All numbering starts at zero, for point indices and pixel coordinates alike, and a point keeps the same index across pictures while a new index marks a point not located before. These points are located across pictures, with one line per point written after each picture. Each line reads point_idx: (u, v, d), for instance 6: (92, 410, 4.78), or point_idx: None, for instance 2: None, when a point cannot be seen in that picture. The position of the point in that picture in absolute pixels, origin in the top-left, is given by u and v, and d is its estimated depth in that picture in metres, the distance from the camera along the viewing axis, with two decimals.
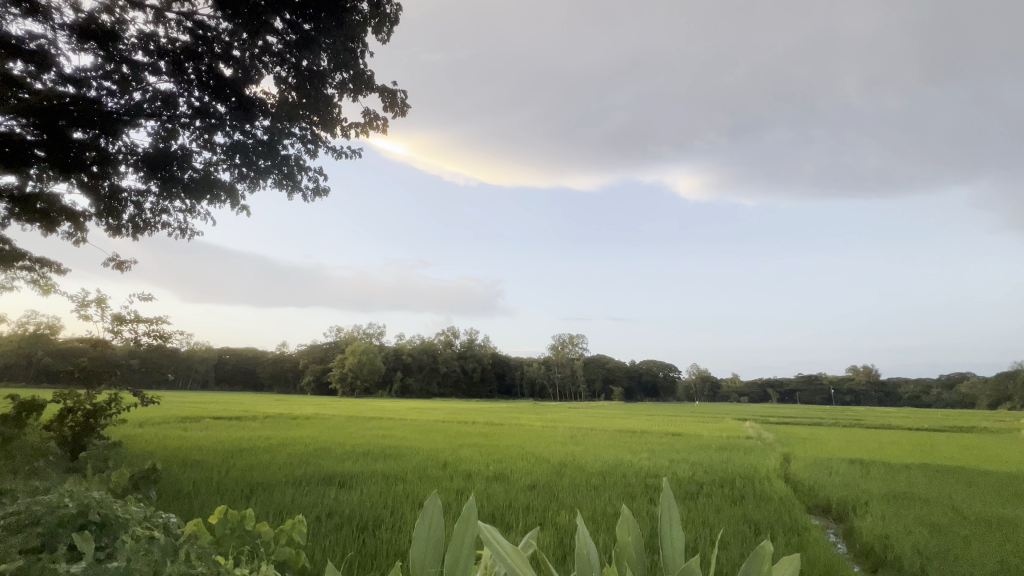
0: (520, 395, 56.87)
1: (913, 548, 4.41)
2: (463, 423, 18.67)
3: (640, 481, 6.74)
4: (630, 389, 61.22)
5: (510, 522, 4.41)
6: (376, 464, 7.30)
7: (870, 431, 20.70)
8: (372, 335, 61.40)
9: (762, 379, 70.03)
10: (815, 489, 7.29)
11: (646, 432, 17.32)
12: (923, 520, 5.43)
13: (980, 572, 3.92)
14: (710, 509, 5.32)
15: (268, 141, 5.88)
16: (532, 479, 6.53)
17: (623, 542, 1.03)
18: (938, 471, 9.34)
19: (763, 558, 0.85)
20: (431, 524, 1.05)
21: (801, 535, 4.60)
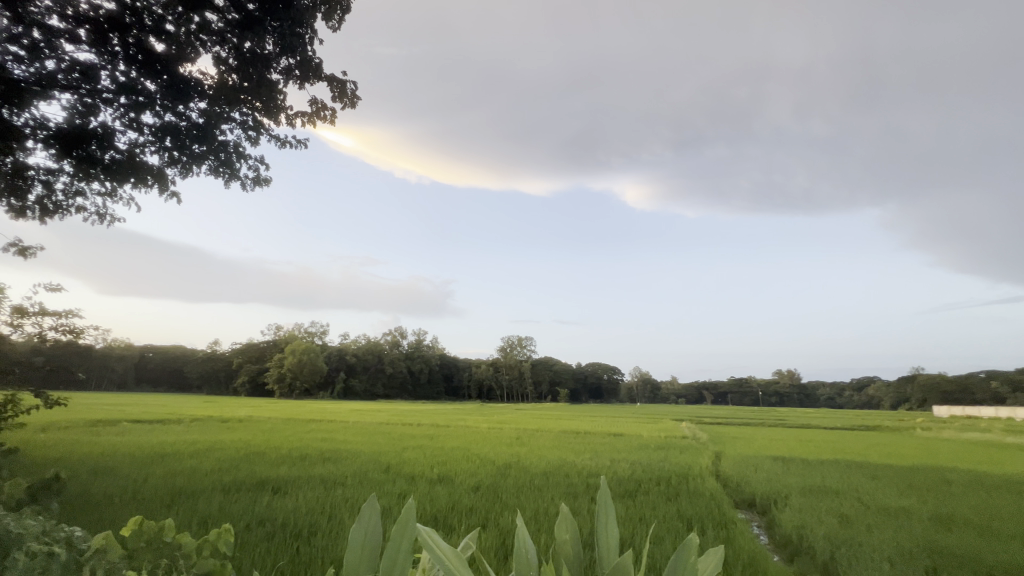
0: (467, 396, 57.12)
1: (825, 537, 4.81)
2: (406, 424, 18.73)
3: (580, 480, 7.04)
4: (577, 391, 62.13)
5: (453, 523, 4.70)
6: (337, 468, 7.61)
7: (811, 432, 21.23)
8: (318, 334, 60.84)
9: (698, 381, 70.50)
10: (742, 484, 7.70)
11: (588, 432, 17.25)
12: (835, 510, 5.85)
13: (877, 554, 4.32)
14: (647, 506, 5.70)
15: (203, 125, 6.12)
16: (477, 480, 6.87)
17: (562, 540, 0.85)
18: (863, 467, 9.72)
19: (690, 550, 0.76)
20: (367, 528, 0.71)
21: (728, 528, 5.03)
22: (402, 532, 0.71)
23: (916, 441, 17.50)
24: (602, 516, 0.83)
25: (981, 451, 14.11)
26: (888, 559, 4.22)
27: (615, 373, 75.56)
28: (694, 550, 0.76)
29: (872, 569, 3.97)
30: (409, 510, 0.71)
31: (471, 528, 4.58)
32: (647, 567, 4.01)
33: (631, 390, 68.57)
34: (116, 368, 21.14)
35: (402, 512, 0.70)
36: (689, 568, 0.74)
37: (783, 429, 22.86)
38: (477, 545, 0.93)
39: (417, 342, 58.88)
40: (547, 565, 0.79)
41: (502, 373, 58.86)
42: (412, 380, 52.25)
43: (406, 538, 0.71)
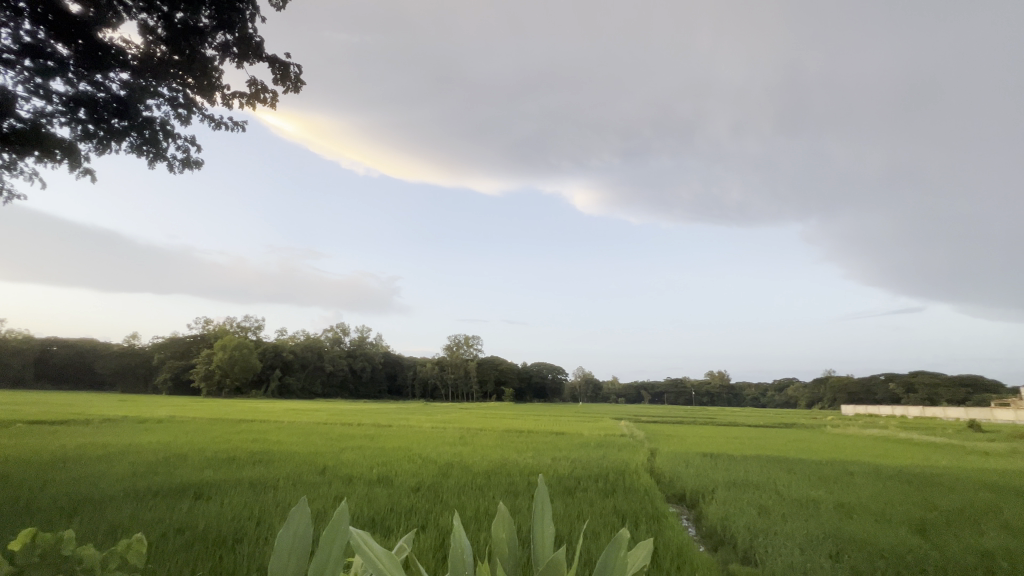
0: (411, 395, 56.19)
1: (745, 527, 5.17)
2: (345, 424, 18.12)
3: (521, 478, 7.14)
4: (521, 390, 62.96)
5: (391, 525, 4.60)
6: (269, 470, 7.23)
7: (736, 429, 22.75)
8: (252, 329, 57.45)
9: (637, 381, 73.56)
10: (674, 480, 8.10)
11: (531, 431, 17.49)
12: (755, 502, 6.30)
13: (789, 541, 4.71)
14: (586, 502, 5.86)
15: (124, 98, 5.60)
16: (418, 480, 6.75)
17: (498, 540, 0.85)
18: (779, 462, 10.53)
19: (621, 545, 0.78)
20: (298, 533, 0.68)
21: (660, 521, 5.29)
22: (334, 537, 0.69)
23: (827, 438, 19.15)
24: (538, 511, 0.84)
25: (881, 446, 15.68)
26: (797, 545, 4.61)
27: (559, 373, 77.02)
28: (622, 544, 0.79)
29: (785, 555, 4.31)
30: (342, 515, 0.69)
31: (411, 529, 4.50)
32: (578, 559, 4.15)
33: (574, 389, 70.22)
34: (9, 363, 18.86)
35: (335, 515, 0.68)
36: (618, 567, 0.76)
37: (712, 427, 24.33)
38: (412, 547, 0.92)
39: (360, 338, 57.00)
40: (481, 564, 0.79)
41: (447, 372, 58.27)
42: (353, 378, 50.49)
43: (336, 545, 0.69)
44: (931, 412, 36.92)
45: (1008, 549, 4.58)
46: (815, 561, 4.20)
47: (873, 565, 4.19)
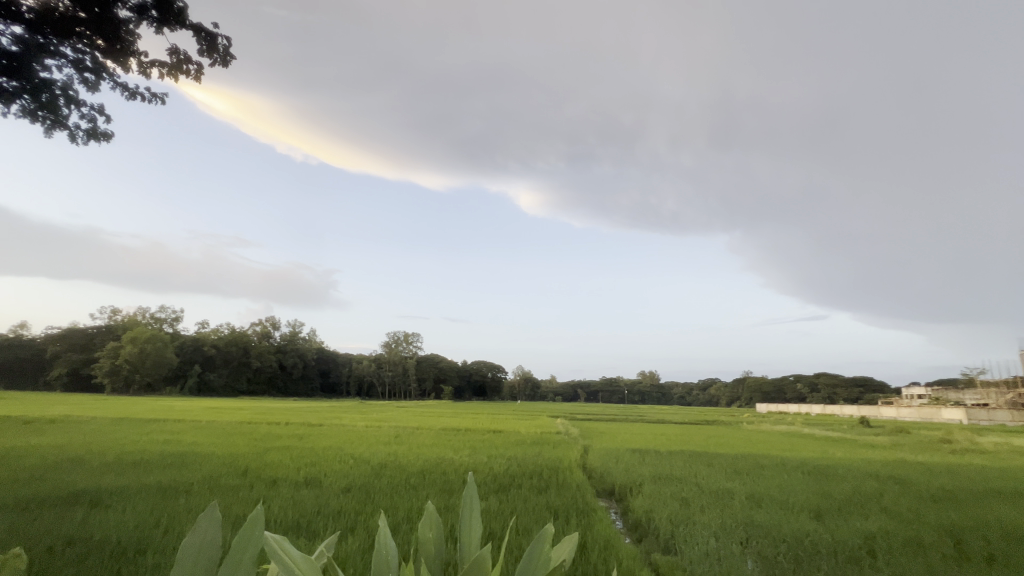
0: (345, 392, 54.13)
1: (668, 519, 5.46)
2: (271, 424, 17.07)
3: (455, 477, 7.11)
4: (460, 387, 62.70)
5: (316, 528, 4.41)
6: (181, 474, 6.66)
7: (664, 426, 24.03)
8: (168, 321, 52.60)
9: (574, 381, 75.65)
10: (605, 475, 8.41)
11: (468, 429, 17.41)
12: (678, 495, 6.67)
13: (705, 530, 5.04)
14: (520, 499, 5.95)
15: (16, 55, 4.94)
16: (349, 481, 6.53)
17: (424, 540, 0.84)
18: (699, 457, 11.24)
19: (546, 540, 0.81)
20: (206, 534, 0.63)
21: (590, 515, 5.47)
22: (246, 543, 0.65)
23: (742, 434, 20.68)
24: (465, 507, 0.84)
25: (787, 441, 17.18)
26: (713, 534, 4.94)
27: (498, 371, 77.25)
28: (546, 540, 0.81)
29: (701, 544, 4.59)
30: (257, 518, 0.65)
31: (338, 532, 4.34)
32: (507, 555, 4.20)
33: (513, 388, 70.90)
34: None
35: (251, 520, 0.64)
36: (540, 563, 0.78)
37: (642, 424, 25.53)
38: (332, 550, 0.88)
39: (292, 332, 53.86)
40: (404, 566, 0.78)
41: (384, 369, 56.51)
42: (282, 375, 47.74)
43: (248, 552, 0.64)
44: (830, 410, 41.01)
45: (889, 531, 5.17)
46: (727, 547, 4.52)
47: (777, 549, 4.57)
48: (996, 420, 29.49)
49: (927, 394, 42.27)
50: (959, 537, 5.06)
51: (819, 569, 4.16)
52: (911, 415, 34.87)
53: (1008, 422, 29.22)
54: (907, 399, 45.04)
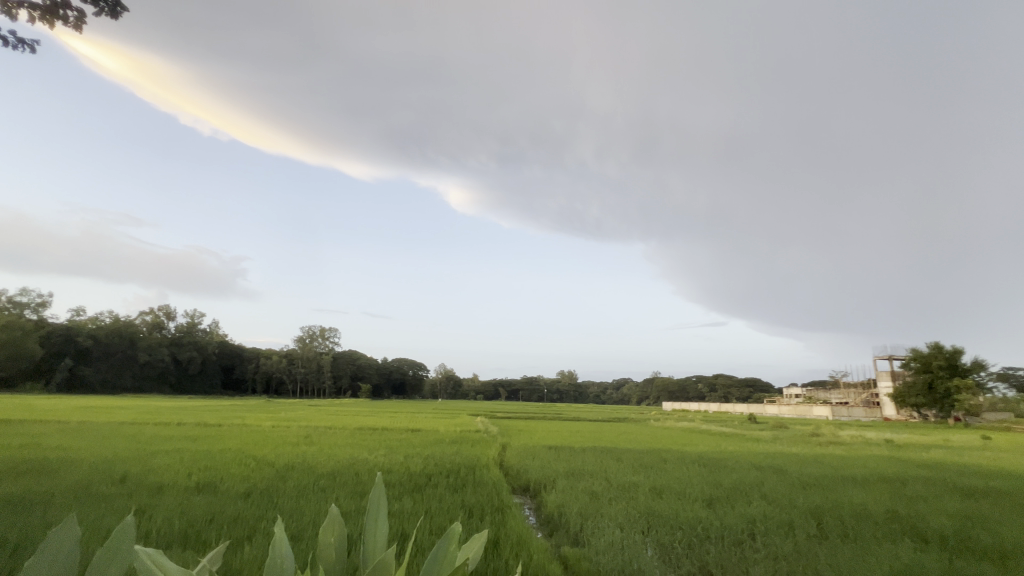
0: (251, 390, 50.16)
1: (578, 512, 5.71)
2: (159, 424, 15.34)
3: (367, 478, 6.86)
4: (379, 385, 60.81)
5: (207, 538, 4.05)
6: (42, 482, 5.80)
7: (579, 424, 25.04)
8: (32, 306, 45.29)
9: (496, 380, 76.53)
10: (521, 472, 8.58)
11: (385, 428, 16.87)
12: (588, 489, 6.99)
13: (611, 521, 5.35)
14: (435, 499, 5.88)
15: None
16: (249, 485, 6.06)
17: (323, 546, 0.80)
18: (608, 453, 11.81)
19: (453, 539, 0.81)
20: (54, 544, 0.56)
21: (504, 512, 5.56)
22: (106, 558, 0.57)
23: (649, 431, 22.11)
24: (372, 508, 0.81)
25: (687, 437, 18.69)
26: (620, 525, 5.23)
27: (420, 370, 75.74)
28: (454, 538, 0.81)
29: (607, 535, 4.84)
30: (122, 529, 0.58)
31: (231, 541, 4.02)
32: (416, 556, 4.14)
33: (434, 386, 70.00)
34: None
35: (115, 532, 0.57)
36: (445, 563, 0.77)
37: (559, 422, 26.51)
38: (220, 564, 0.81)
39: (189, 323, 48.74)
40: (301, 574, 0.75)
41: (295, 366, 52.91)
42: (176, 371, 43.12)
43: (108, 568, 0.57)
44: (724, 407, 45.30)
45: (767, 515, 5.82)
46: (629, 537, 4.80)
47: (673, 537, 4.94)
48: (854, 417, 35.07)
49: (803, 394, 48.27)
50: (821, 518, 5.83)
51: (708, 552, 4.56)
52: (789, 412, 39.63)
53: (862, 418, 34.79)
54: (787, 397, 51.07)
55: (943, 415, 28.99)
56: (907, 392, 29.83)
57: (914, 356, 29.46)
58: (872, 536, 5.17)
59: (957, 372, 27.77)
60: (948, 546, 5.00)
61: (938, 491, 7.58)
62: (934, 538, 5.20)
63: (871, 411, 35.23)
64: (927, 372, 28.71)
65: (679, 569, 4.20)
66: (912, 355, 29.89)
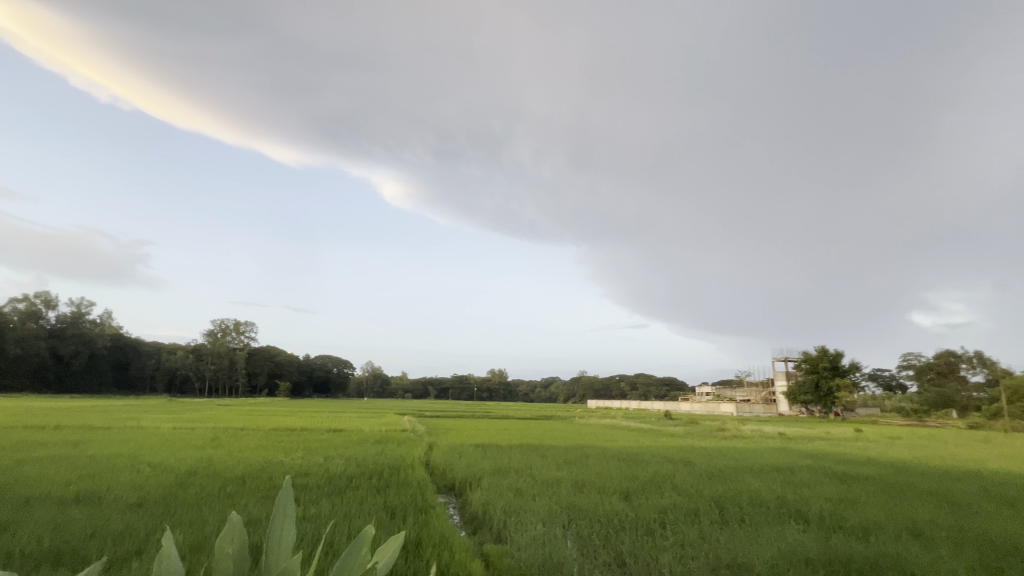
0: (150, 388, 45.14)
1: (501, 510, 5.76)
2: (32, 428, 13.38)
3: (282, 483, 6.46)
4: (300, 383, 57.46)
5: (85, 556, 3.61)
6: None
7: (507, 421, 25.30)
8: None
9: (426, 378, 75.40)
10: (446, 471, 8.52)
11: (304, 429, 15.95)
12: (512, 486, 7.09)
13: (533, 517, 5.47)
14: (355, 501, 5.67)
15: None
16: (142, 494, 5.48)
17: (221, 556, 0.74)
18: (533, 449, 12.04)
19: (364, 541, 0.78)
20: None
21: (427, 512, 5.48)
22: None
23: (574, 427, 22.82)
24: (277, 512, 0.77)
25: (609, 433, 19.56)
26: (541, 520, 5.37)
27: (345, 367, 72.45)
28: (366, 543, 0.78)
29: (529, 530, 4.94)
30: None
31: (115, 558, 3.61)
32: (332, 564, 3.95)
33: (360, 384, 67.46)
34: None
35: None
36: (355, 566, 0.75)
37: (488, 420, 26.53)
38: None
39: (74, 313, 42.78)
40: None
41: (204, 363, 48.33)
42: (55, 366, 37.68)
43: None
44: (644, 404, 47.94)
45: (677, 505, 6.23)
46: (551, 531, 4.93)
47: (592, 529, 5.14)
48: (755, 413, 38.59)
49: (712, 392, 52.32)
50: (722, 505, 6.36)
51: (623, 542, 4.81)
52: (700, 409, 42.84)
53: (761, 414, 38.38)
54: (699, 395, 55.10)
55: (826, 410, 32.81)
56: (798, 390, 33.31)
57: (805, 358, 32.96)
58: (764, 520, 5.73)
59: (839, 372, 31.48)
60: (825, 526, 5.65)
61: (819, 478, 8.58)
62: (814, 519, 5.87)
63: (768, 407, 39.02)
64: (814, 373, 32.25)
65: (596, 560, 4.38)
66: (803, 357, 33.44)
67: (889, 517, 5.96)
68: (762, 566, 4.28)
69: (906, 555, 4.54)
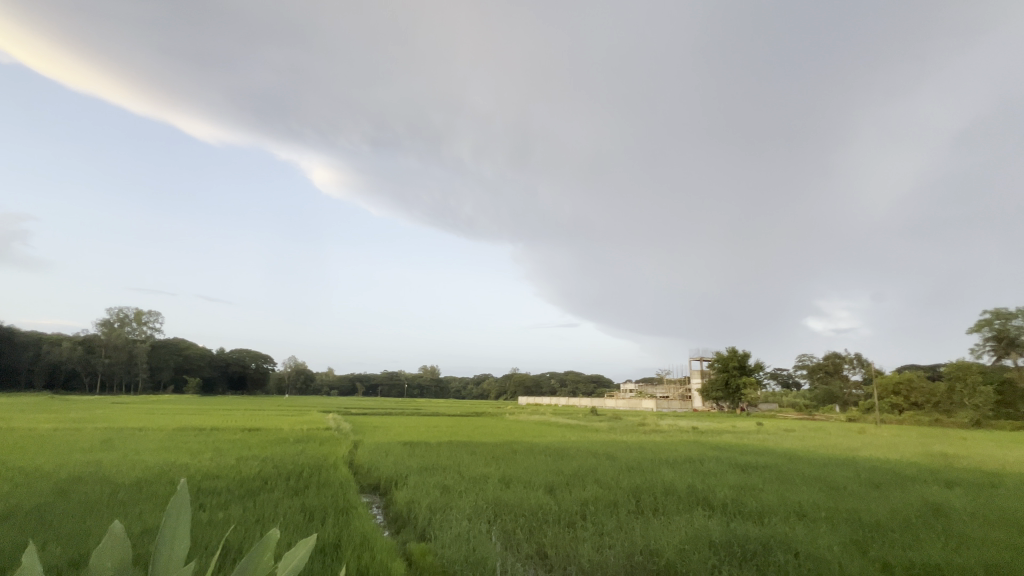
0: (25, 382, 39.45)
1: (426, 508, 5.70)
2: None
3: (184, 490, 5.91)
4: (211, 378, 53.06)
5: None
6: None
7: (437, 418, 25.01)
8: None
9: (353, 374, 72.72)
10: (371, 470, 8.27)
11: (215, 428, 14.74)
12: (439, 483, 7.03)
13: (458, 513, 5.46)
14: (269, 504, 5.35)
15: None
16: (9, 506, 4.77)
17: (95, 569, 0.66)
18: (461, 446, 11.98)
19: (272, 546, 0.73)
20: None
21: (349, 513, 5.28)
22: None
23: (503, 424, 23.02)
24: (169, 519, 0.70)
25: (536, 429, 19.95)
26: (466, 516, 5.37)
27: (263, 362, 67.89)
28: (269, 548, 0.74)
29: (454, 527, 4.94)
30: None
31: None
32: None
33: (280, 380, 63.63)
34: None
35: None
36: (256, 569, 0.70)
37: (417, 417, 26.05)
38: None
39: None
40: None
41: (95, 355, 42.62)
42: None
43: None
44: (572, 401, 49.47)
45: (598, 497, 6.49)
46: (476, 528, 4.96)
47: (516, 524, 5.23)
48: (672, 409, 41.19)
49: (635, 389, 55.21)
50: (639, 496, 6.73)
51: (546, 535, 4.94)
52: (623, 406, 44.99)
53: (678, 409, 41.06)
54: (623, 392, 57.88)
55: (733, 406, 35.77)
56: (711, 388, 35.99)
57: (717, 358, 35.66)
58: (676, 508, 6.14)
59: (745, 371, 34.42)
60: (728, 511, 6.17)
61: (725, 467, 9.35)
62: (719, 505, 6.39)
63: (684, 403, 41.82)
64: (725, 371, 34.99)
65: (519, 554, 4.47)
66: (715, 357, 36.18)
67: (781, 501, 6.62)
68: (672, 550, 4.57)
69: (792, 535, 5.08)
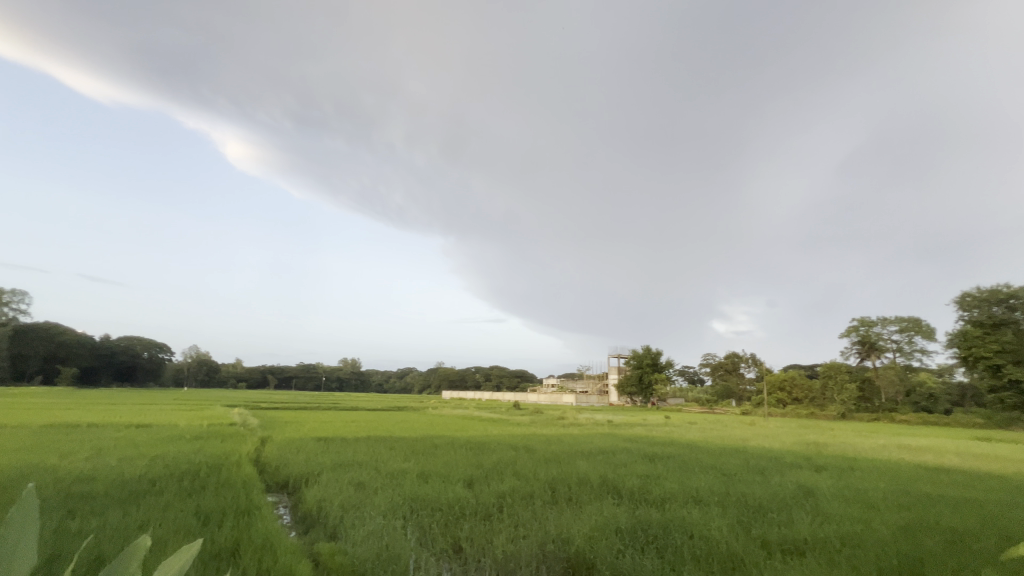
0: None
1: (338, 505, 5.48)
2: None
3: (50, 495, 5.19)
4: (92, 369, 46.87)
5: None
6: None
7: (354, 413, 24.10)
8: None
9: (264, 366, 67.99)
10: (279, 467, 7.80)
11: (94, 425, 13.07)
12: (353, 479, 6.80)
13: (371, 510, 5.31)
14: (158, 508, 4.86)
15: None
16: None
17: None
18: (378, 441, 11.62)
19: (139, 549, 0.67)
20: None
21: (251, 514, 4.94)
22: None
23: (424, 418, 22.76)
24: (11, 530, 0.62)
25: (457, 423, 19.94)
26: (380, 513, 5.24)
27: (158, 352, 61.30)
28: (138, 555, 0.67)
29: (367, 525, 4.80)
30: None
31: None
32: None
33: (179, 371, 57.88)
34: None
35: None
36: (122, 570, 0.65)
37: (333, 412, 24.92)
38: None
39: None
40: None
41: None
42: None
43: None
44: (495, 396, 50.07)
45: (515, 490, 6.63)
46: (390, 524, 4.85)
47: (431, 518, 5.20)
48: (591, 403, 43.12)
49: (556, 384, 57.07)
50: (554, 487, 6.97)
51: (462, 529, 4.96)
52: (545, 400, 46.31)
53: (596, 403, 43.09)
54: (545, 387, 59.56)
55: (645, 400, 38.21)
56: (626, 383, 38.18)
57: (633, 355, 37.87)
58: (587, 497, 6.43)
59: (658, 368, 36.90)
60: (635, 498, 6.57)
61: (633, 458, 9.96)
62: (627, 493, 6.79)
63: (602, 398, 43.93)
64: (640, 368, 37.26)
65: (433, 549, 4.45)
66: (631, 355, 38.40)
67: (681, 488, 7.17)
68: (581, 538, 4.78)
69: (689, 518, 5.53)
